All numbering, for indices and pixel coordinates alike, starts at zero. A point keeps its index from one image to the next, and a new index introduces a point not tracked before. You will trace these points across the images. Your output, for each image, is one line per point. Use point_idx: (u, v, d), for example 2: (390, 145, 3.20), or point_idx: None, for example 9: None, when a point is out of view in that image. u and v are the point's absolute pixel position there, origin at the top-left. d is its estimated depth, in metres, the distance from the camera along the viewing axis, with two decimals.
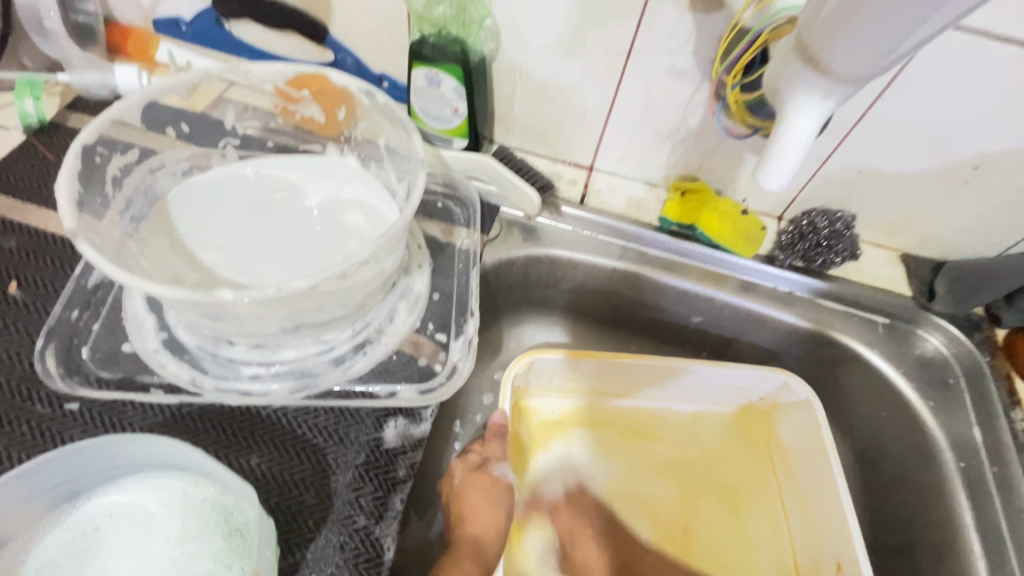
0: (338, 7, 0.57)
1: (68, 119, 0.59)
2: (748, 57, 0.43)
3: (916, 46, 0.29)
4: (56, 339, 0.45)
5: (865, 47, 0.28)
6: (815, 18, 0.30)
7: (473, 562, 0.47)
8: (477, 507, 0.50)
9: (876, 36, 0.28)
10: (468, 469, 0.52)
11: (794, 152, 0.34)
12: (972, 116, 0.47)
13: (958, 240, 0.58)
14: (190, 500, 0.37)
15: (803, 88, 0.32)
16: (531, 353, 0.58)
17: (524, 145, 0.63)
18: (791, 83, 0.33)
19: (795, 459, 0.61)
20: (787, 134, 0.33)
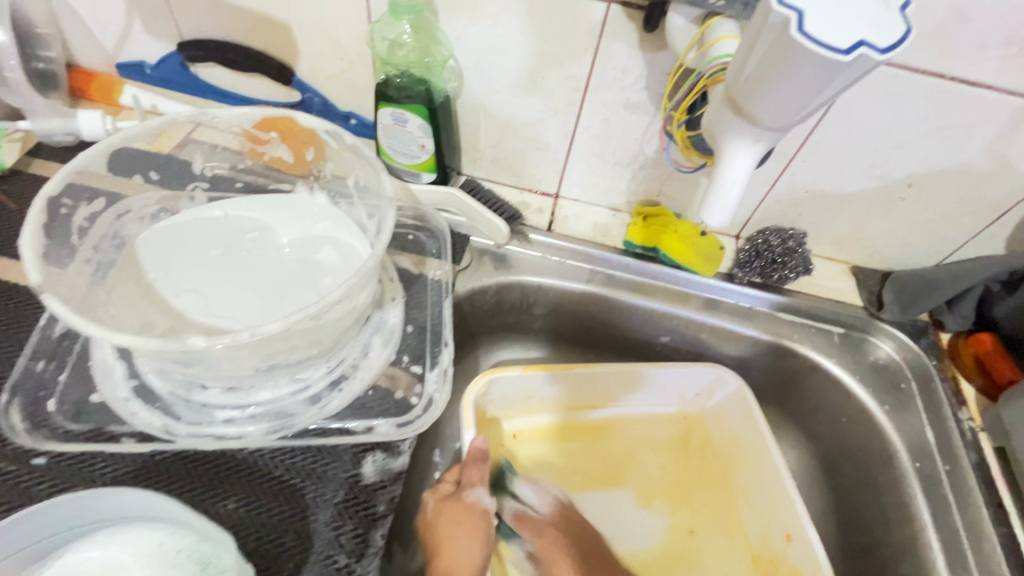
0: (304, 50, 0.58)
1: (30, 167, 0.59)
2: (691, 99, 0.45)
3: (830, 96, 0.32)
4: (23, 393, 0.44)
5: (784, 103, 0.31)
6: (740, 75, 0.32)
7: None
8: (449, 538, 0.48)
9: (793, 95, 0.30)
10: (441, 498, 0.50)
11: (733, 191, 0.36)
12: (901, 140, 0.51)
13: (900, 252, 0.62)
14: (166, 550, 0.37)
15: (736, 136, 0.35)
16: (490, 372, 0.60)
17: (491, 176, 0.66)
18: (726, 130, 0.35)
19: (727, 443, 0.64)
20: (724, 177, 0.36)
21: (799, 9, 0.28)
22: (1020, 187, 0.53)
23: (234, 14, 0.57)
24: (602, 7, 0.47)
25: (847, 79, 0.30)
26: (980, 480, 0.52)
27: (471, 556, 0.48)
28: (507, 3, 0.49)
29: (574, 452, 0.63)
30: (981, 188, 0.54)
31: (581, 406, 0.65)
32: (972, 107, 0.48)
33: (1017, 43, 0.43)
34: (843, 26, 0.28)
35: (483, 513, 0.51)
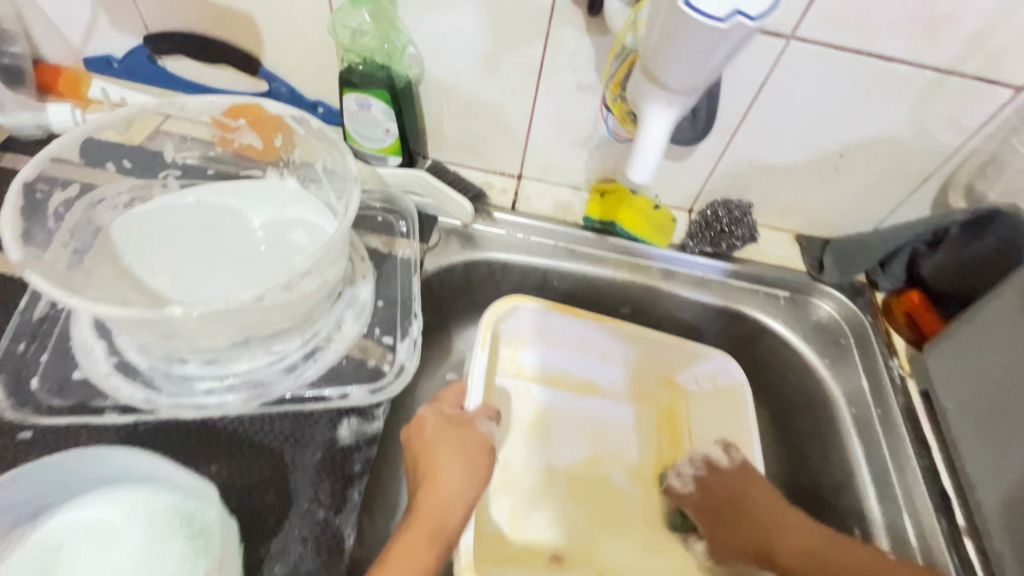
0: (269, 41, 0.60)
1: (1, 160, 0.60)
2: (623, 74, 0.50)
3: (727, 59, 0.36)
4: (5, 373, 0.45)
5: (684, 67, 0.35)
6: (648, 45, 0.37)
7: (432, 541, 0.45)
8: (449, 466, 0.48)
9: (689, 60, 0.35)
10: (447, 424, 0.51)
11: (653, 151, 0.41)
12: (830, 113, 0.56)
13: (838, 219, 0.67)
14: (153, 507, 0.39)
15: (653, 101, 0.39)
16: (512, 298, 0.64)
17: (456, 159, 0.69)
18: (644, 95, 0.39)
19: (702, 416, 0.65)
20: (643, 138, 0.40)
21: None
22: (938, 154, 0.58)
23: (199, 7, 0.58)
24: None
25: (733, 44, 0.34)
26: (907, 420, 0.56)
27: (466, 488, 0.48)
28: None
29: (568, 422, 0.65)
30: (905, 156, 0.59)
31: (579, 375, 0.67)
32: (889, 80, 0.52)
33: (922, 21, 0.48)
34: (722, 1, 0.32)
35: (487, 450, 0.51)
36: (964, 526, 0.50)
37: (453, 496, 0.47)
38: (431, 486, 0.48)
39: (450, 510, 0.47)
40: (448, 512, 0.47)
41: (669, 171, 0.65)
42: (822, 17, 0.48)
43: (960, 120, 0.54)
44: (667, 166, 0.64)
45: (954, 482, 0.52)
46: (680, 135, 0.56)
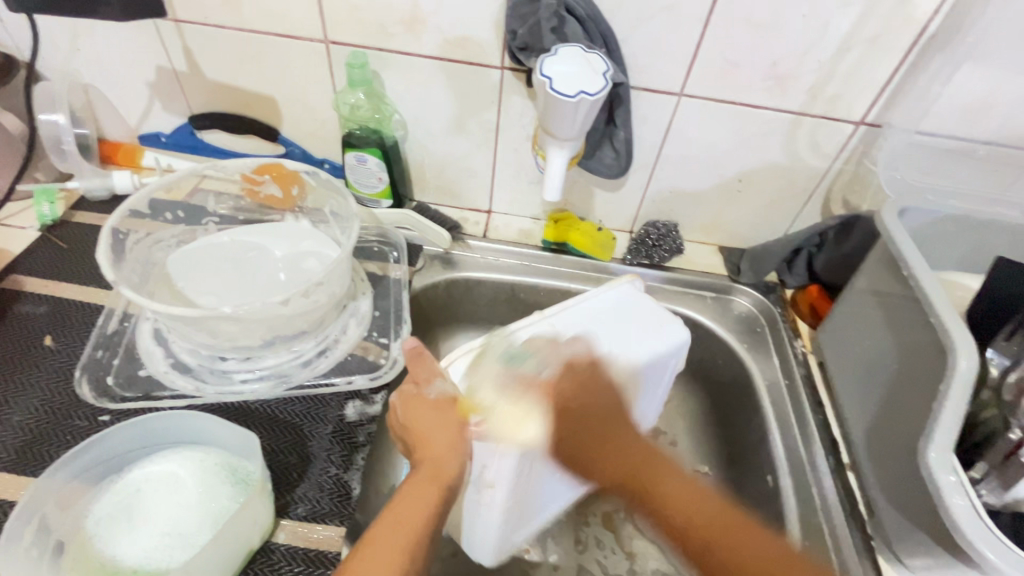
0: (287, 116, 0.78)
1: (74, 216, 0.76)
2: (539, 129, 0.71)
3: (590, 115, 0.57)
4: (87, 372, 0.59)
5: (564, 122, 0.56)
6: (540, 110, 0.58)
7: (432, 484, 0.49)
8: (431, 432, 0.52)
9: (564, 117, 0.56)
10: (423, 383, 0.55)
11: (555, 177, 0.61)
12: (723, 148, 0.72)
13: (749, 232, 0.82)
14: (206, 463, 0.52)
15: (550, 145, 0.60)
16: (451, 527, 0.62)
17: (437, 200, 0.85)
18: (545, 142, 0.61)
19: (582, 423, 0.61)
20: (548, 170, 0.61)
21: (549, 77, 0.54)
22: (813, 175, 0.73)
23: (233, 94, 0.76)
24: (498, 72, 0.68)
25: (588, 105, 0.55)
26: (807, 386, 0.69)
27: (451, 440, 0.51)
28: (433, 73, 0.69)
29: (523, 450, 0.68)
30: (790, 178, 0.74)
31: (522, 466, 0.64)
32: (760, 121, 0.68)
33: (773, 78, 0.64)
34: (571, 85, 0.54)
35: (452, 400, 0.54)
36: (846, 462, 0.61)
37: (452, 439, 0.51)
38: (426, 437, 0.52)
39: (450, 454, 0.51)
40: (447, 454, 0.50)
41: (607, 201, 0.80)
42: (700, 80, 0.65)
43: (821, 147, 0.70)
44: (606, 196, 0.80)
45: (841, 432, 0.64)
46: (609, 170, 0.72)
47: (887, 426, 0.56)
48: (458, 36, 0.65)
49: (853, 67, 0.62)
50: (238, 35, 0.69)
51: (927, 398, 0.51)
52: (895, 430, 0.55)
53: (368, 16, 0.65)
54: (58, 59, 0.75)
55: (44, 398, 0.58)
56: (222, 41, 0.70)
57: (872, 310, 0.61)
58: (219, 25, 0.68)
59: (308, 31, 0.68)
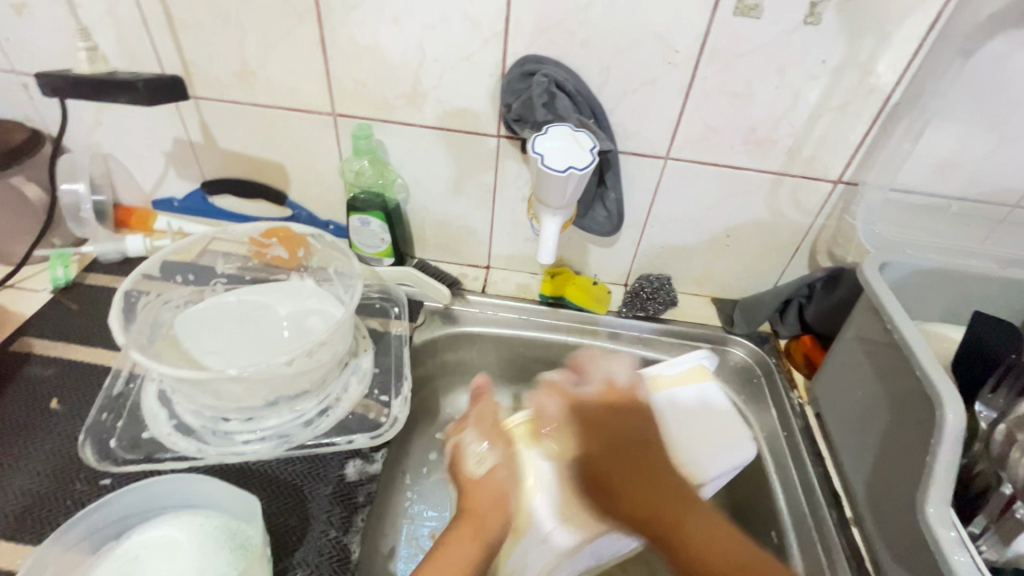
0: (295, 181, 0.82)
1: (87, 279, 0.78)
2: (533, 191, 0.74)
3: (580, 185, 0.60)
4: (90, 435, 0.60)
5: (557, 194, 0.59)
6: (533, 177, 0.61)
7: (474, 540, 0.53)
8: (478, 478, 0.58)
9: (556, 188, 0.59)
10: (501, 446, 0.61)
11: (549, 242, 0.64)
12: (709, 206, 0.76)
13: (740, 283, 0.84)
14: (205, 528, 0.52)
15: (544, 213, 0.63)
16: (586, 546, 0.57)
17: (437, 257, 0.88)
18: (538, 210, 0.64)
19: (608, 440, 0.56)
20: (542, 236, 0.64)
21: (541, 154, 0.58)
22: (796, 230, 0.76)
23: (245, 161, 0.81)
24: (494, 139, 0.73)
25: (577, 178, 0.58)
26: (806, 436, 0.69)
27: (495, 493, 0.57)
28: (434, 141, 0.74)
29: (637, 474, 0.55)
30: (776, 233, 0.77)
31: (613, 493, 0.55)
32: (743, 181, 0.72)
33: (752, 142, 0.69)
34: (561, 159, 0.58)
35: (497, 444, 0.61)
36: (850, 516, 0.61)
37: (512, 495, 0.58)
38: (472, 487, 0.57)
39: (501, 505, 0.57)
40: (495, 509, 0.56)
41: (602, 256, 0.83)
42: (684, 145, 0.70)
43: (803, 204, 0.74)
44: (600, 252, 0.83)
45: (842, 483, 0.64)
46: (602, 228, 0.75)
47: (884, 477, 0.56)
48: (457, 108, 0.70)
49: (825, 132, 0.67)
50: (253, 109, 0.74)
51: (920, 447, 0.52)
52: (893, 484, 0.55)
53: (374, 92, 0.70)
54: (83, 133, 0.80)
55: (46, 462, 0.58)
56: (237, 116, 0.75)
57: (861, 360, 0.62)
58: (235, 101, 0.74)
59: (317, 105, 0.73)
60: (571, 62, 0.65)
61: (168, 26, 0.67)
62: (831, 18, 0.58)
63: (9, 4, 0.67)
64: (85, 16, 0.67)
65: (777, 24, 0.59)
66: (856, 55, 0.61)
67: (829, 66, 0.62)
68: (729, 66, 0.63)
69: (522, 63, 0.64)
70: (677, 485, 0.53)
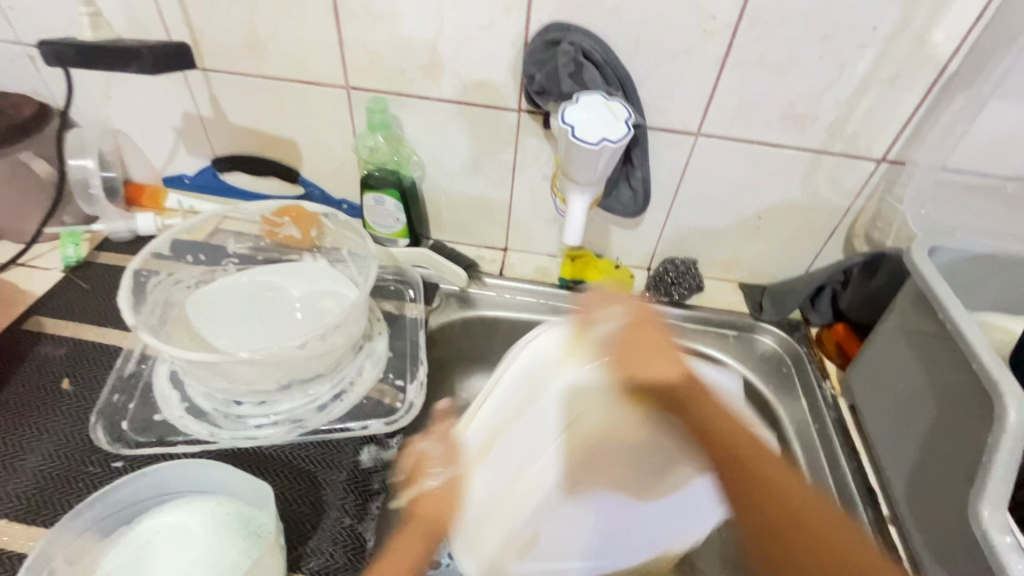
0: (308, 158, 0.79)
1: (98, 258, 0.77)
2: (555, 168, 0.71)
3: (612, 159, 0.57)
4: (102, 416, 0.58)
5: (588, 166, 0.56)
6: (562, 151, 0.57)
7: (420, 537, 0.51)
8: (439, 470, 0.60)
9: (590, 160, 0.55)
10: (451, 462, 0.60)
11: (577, 221, 0.61)
12: (741, 186, 0.71)
13: (770, 269, 0.80)
14: (218, 513, 0.50)
15: (572, 190, 0.60)
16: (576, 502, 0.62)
17: (454, 238, 0.85)
18: (566, 187, 0.61)
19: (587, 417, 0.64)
20: (570, 214, 0.61)
21: (571, 125, 0.54)
22: (834, 213, 0.72)
23: (256, 137, 0.78)
24: (515, 114, 0.69)
25: (610, 150, 0.55)
26: (839, 429, 0.66)
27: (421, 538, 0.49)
28: (451, 115, 0.71)
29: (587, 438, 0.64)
30: (811, 216, 0.73)
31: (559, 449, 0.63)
32: (778, 160, 0.68)
33: (792, 117, 0.64)
34: (594, 131, 0.54)
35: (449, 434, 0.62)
36: (888, 514, 0.58)
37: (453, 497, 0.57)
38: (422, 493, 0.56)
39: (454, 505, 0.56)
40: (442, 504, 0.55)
41: (625, 238, 0.80)
42: (718, 121, 0.66)
43: (843, 185, 0.69)
44: (623, 234, 0.80)
45: (879, 480, 0.61)
46: (627, 208, 0.71)
47: (927, 475, 0.53)
48: (476, 81, 0.67)
49: (872, 107, 0.62)
50: (263, 82, 0.71)
51: (971, 445, 0.48)
52: (937, 483, 0.52)
53: (389, 63, 0.67)
54: (91, 107, 0.78)
55: (58, 443, 0.57)
56: (247, 89, 0.72)
57: (904, 350, 0.59)
58: (246, 74, 0.71)
59: (330, 77, 0.69)
60: (598, 30, 0.61)
61: None
62: None
63: None
64: None
65: None
66: (911, 21, 0.56)
67: (880, 34, 0.57)
68: (770, 34, 0.58)
69: (546, 31, 0.61)
70: (700, 414, 0.48)
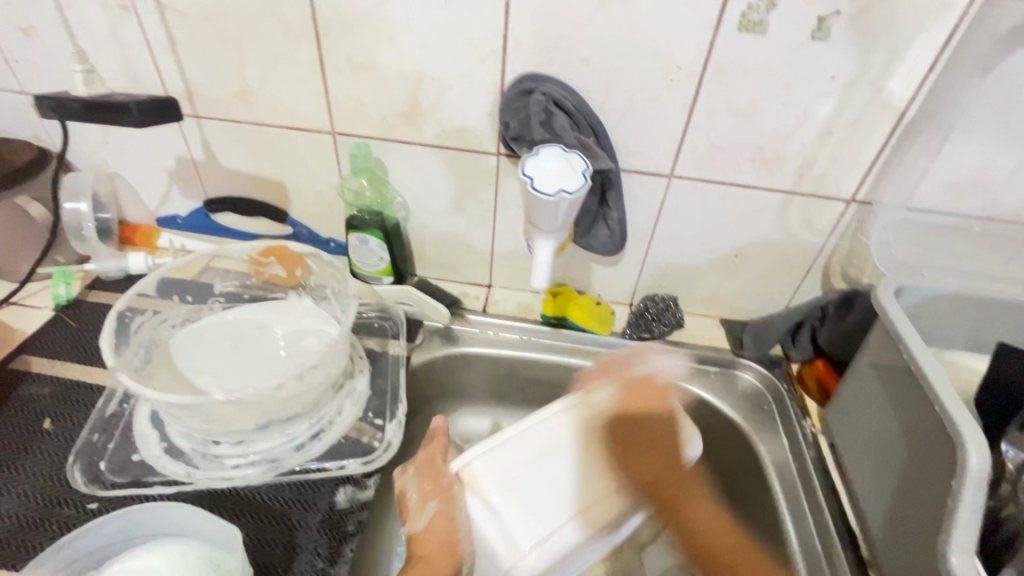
0: (296, 199, 0.81)
1: (89, 297, 0.78)
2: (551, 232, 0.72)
3: (574, 209, 0.59)
4: (81, 456, 0.59)
5: (550, 215, 0.58)
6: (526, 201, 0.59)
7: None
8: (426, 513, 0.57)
9: (551, 210, 0.57)
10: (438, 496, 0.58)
11: (543, 267, 0.63)
12: (716, 225, 0.73)
13: (749, 304, 0.81)
14: (186, 556, 0.50)
15: (537, 239, 0.61)
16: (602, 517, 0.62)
17: (438, 275, 0.87)
18: (532, 234, 0.62)
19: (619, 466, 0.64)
20: (536, 261, 0.62)
21: (532, 177, 0.57)
22: (809, 251, 0.73)
23: (247, 179, 0.80)
24: (494, 158, 0.71)
25: (569, 204, 0.57)
26: (819, 468, 0.66)
27: None
28: (433, 159, 0.73)
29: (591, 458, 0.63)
30: (786, 253, 0.74)
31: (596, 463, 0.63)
32: (751, 201, 0.70)
33: (760, 160, 0.66)
34: (552, 184, 0.56)
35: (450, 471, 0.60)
36: (868, 557, 0.58)
37: (467, 536, 0.57)
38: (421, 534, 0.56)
39: (452, 548, 0.56)
40: (441, 555, 0.55)
41: (606, 275, 0.81)
42: (688, 164, 0.68)
43: (815, 224, 0.71)
44: (603, 271, 0.81)
45: (858, 521, 0.60)
46: (606, 247, 0.73)
47: (900, 517, 0.53)
48: (455, 127, 0.69)
49: (836, 149, 0.64)
50: (253, 128, 0.74)
51: (937, 479, 0.49)
52: (910, 526, 0.51)
53: (372, 111, 0.70)
54: (88, 152, 0.81)
55: (34, 484, 0.57)
56: (238, 135, 0.75)
57: (876, 387, 0.59)
58: (236, 121, 0.74)
59: (317, 123, 0.72)
60: (570, 80, 0.63)
61: (170, 47, 0.68)
62: (840, 33, 0.56)
63: (17, 27, 0.68)
64: (89, 39, 0.68)
65: (783, 40, 0.57)
66: (867, 71, 0.58)
67: (839, 82, 0.59)
68: (733, 83, 0.61)
69: (520, 81, 0.63)
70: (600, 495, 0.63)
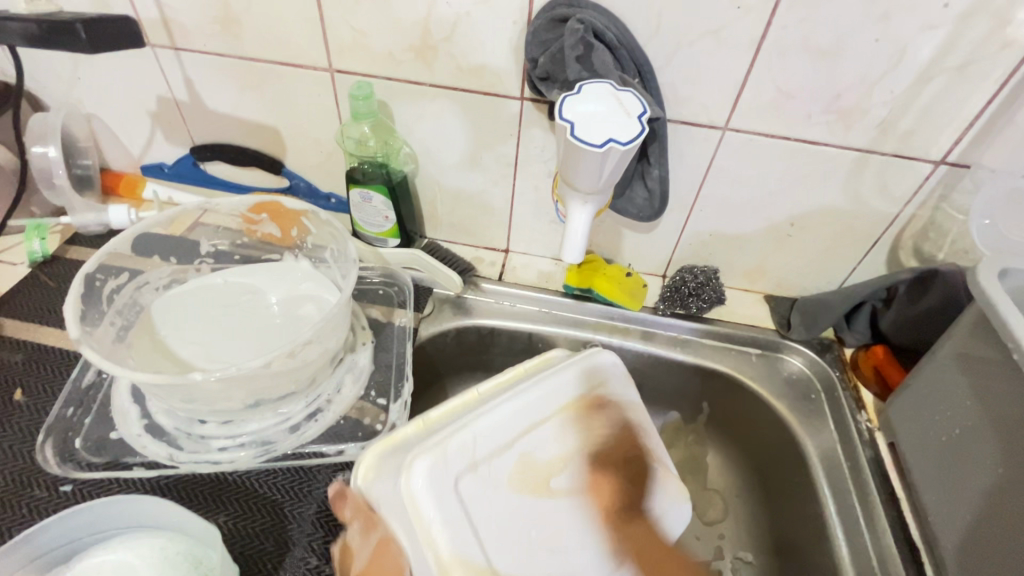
0: (291, 148, 0.72)
1: (68, 253, 0.72)
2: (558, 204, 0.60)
3: (617, 171, 0.50)
4: (54, 432, 0.53)
5: (588, 172, 0.48)
6: (562, 156, 0.49)
7: None
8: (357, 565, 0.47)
9: (593, 166, 0.47)
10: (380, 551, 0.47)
11: (577, 235, 0.54)
12: (773, 188, 0.63)
13: (801, 281, 0.72)
14: (166, 553, 0.45)
15: (572, 200, 0.52)
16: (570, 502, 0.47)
17: (450, 237, 0.78)
18: (565, 195, 0.53)
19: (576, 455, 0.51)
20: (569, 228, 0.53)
21: (571, 122, 0.47)
22: (880, 221, 0.63)
23: (237, 125, 0.71)
24: (517, 103, 0.61)
25: (615, 159, 0.47)
26: (875, 469, 0.58)
27: None
28: (445, 103, 0.63)
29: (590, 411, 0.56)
30: (851, 224, 0.64)
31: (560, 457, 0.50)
32: (818, 161, 0.59)
33: (836, 111, 0.55)
34: (598, 131, 0.46)
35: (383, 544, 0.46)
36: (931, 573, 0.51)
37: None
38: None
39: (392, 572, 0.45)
40: None
41: (639, 242, 0.72)
42: (749, 114, 0.57)
43: (891, 191, 0.60)
44: (637, 238, 0.72)
45: (922, 532, 0.53)
46: (642, 211, 0.63)
47: (987, 538, 0.46)
48: (473, 65, 0.59)
49: (933, 100, 0.53)
50: (240, 64, 0.64)
51: None
52: (999, 551, 0.44)
53: (376, 44, 0.59)
54: (61, 91, 0.72)
55: (4, 462, 0.52)
56: (224, 72, 0.65)
57: (960, 385, 0.50)
58: (221, 54, 0.64)
59: (313, 58, 0.62)
60: (614, 7, 0.52)
61: None
62: None
63: None
64: None
65: None
66: None
67: (952, 12, 0.47)
68: (816, 12, 0.49)
69: (552, 7, 0.52)
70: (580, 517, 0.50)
